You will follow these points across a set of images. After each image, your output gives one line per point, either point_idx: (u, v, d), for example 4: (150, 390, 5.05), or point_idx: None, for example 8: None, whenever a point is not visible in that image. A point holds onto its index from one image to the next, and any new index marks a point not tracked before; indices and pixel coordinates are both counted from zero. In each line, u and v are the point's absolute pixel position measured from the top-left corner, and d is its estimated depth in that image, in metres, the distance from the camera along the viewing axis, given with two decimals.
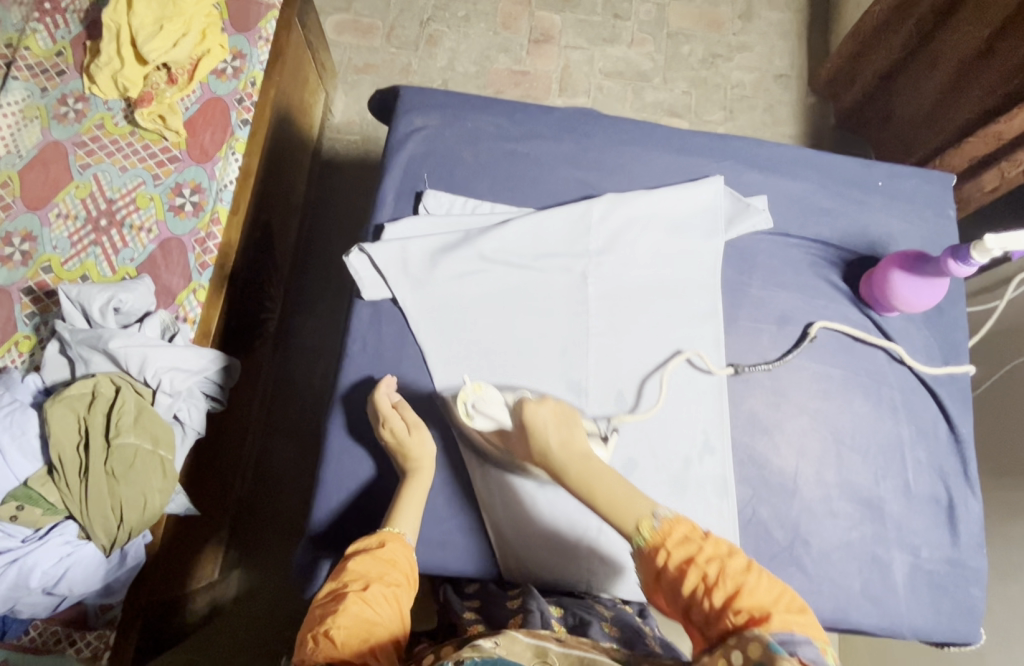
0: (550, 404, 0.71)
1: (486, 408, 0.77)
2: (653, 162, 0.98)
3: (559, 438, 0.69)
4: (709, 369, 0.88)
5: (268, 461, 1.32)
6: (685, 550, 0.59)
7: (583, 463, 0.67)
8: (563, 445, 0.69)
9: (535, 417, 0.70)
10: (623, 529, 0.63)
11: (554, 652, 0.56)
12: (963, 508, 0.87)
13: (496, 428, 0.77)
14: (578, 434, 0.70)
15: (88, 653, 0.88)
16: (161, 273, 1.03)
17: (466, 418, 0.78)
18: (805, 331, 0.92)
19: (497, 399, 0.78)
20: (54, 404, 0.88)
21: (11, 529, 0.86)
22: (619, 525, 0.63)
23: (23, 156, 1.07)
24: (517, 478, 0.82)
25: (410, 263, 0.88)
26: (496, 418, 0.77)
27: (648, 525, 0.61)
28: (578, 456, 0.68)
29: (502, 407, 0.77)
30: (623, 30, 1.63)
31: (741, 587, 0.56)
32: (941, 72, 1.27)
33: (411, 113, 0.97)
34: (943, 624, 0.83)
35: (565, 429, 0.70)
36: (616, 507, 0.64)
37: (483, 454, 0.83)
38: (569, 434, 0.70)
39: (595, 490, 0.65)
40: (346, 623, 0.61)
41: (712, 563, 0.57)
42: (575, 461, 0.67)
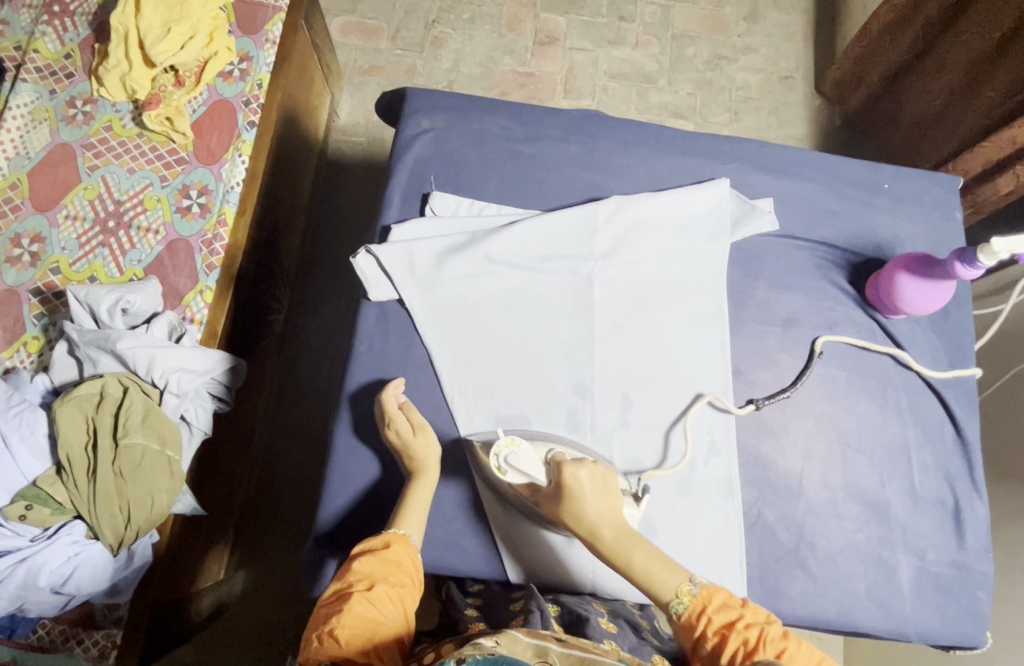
0: (589, 468, 0.73)
1: (519, 464, 0.76)
2: (659, 164, 0.98)
3: (597, 504, 0.71)
4: (728, 410, 0.86)
5: (274, 462, 1.32)
6: (726, 616, 0.65)
7: (621, 531, 0.70)
8: (601, 513, 0.70)
9: (574, 481, 0.71)
10: (659, 596, 0.67)
11: (555, 653, 0.56)
12: (969, 511, 0.87)
13: (528, 483, 0.76)
14: (615, 501, 0.72)
15: (95, 653, 0.89)
16: (169, 275, 1.03)
17: (498, 472, 0.77)
18: (812, 347, 0.91)
19: (532, 456, 0.77)
20: (62, 405, 0.89)
21: (19, 528, 0.86)
22: (656, 594, 0.68)
23: (32, 157, 1.08)
24: (545, 530, 0.82)
25: (416, 264, 0.88)
26: (530, 474, 0.76)
27: (687, 592, 0.66)
28: (616, 525, 0.70)
29: (536, 465, 0.76)
30: (628, 32, 1.63)
31: (782, 650, 0.62)
32: (949, 75, 1.27)
33: (418, 115, 0.98)
34: (950, 627, 0.83)
35: (603, 497, 0.72)
36: (653, 579, 0.68)
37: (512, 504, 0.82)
38: (606, 502, 0.71)
39: (633, 560, 0.69)
40: (351, 623, 0.62)
41: (751, 628, 0.63)
42: (613, 531, 0.70)
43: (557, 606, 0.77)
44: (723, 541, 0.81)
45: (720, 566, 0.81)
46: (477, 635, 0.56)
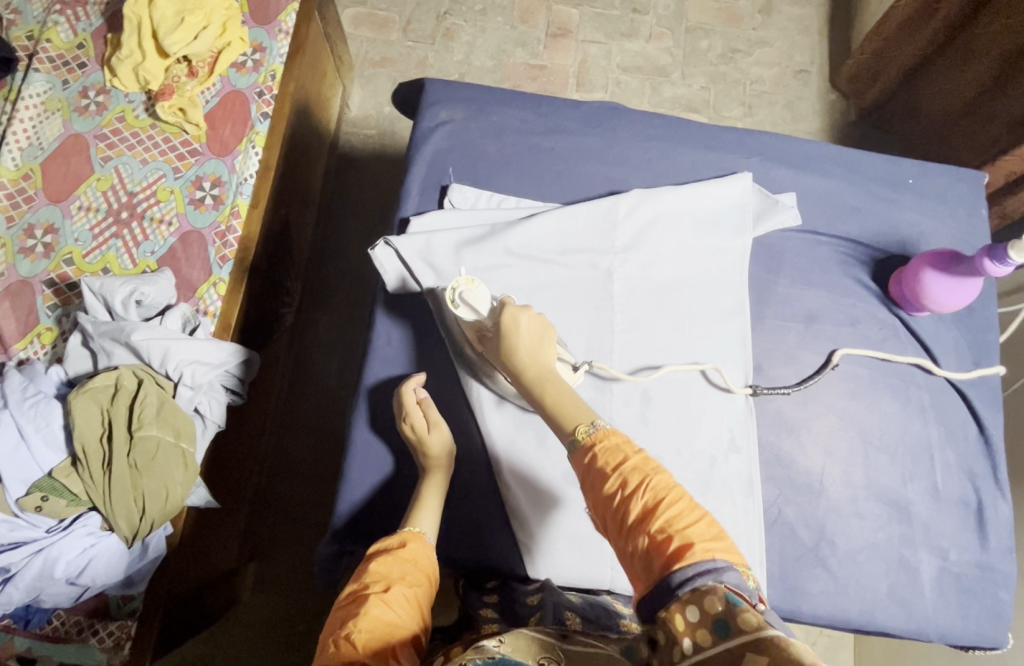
0: (530, 313, 0.75)
1: (473, 300, 0.78)
2: (680, 158, 0.97)
3: (529, 343, 0.73)
4: (730, 388, 0.86)
5: (285, 455, 1.32)
6: (612, 459, 0.59)
7: (545, 372, 0.72)
8: (530, 352, 0.73)
9: (512, 322, 0.73)
10: (565, 426, 0.66)
11: (559, 646, 0.56)
12: (992, 510, 0.86)
13: (475, 322, 0.79)
14: (547, 350, 0.74)
15: (110, 643, 0.89)
16: (182, 267, 1.03)
17: (450, 305, 0.79)
18: (828, 359, 0.90)
19: (486, 296, 0.79)
20: (78, 395, 0.89)
21: (35, 519, 0.87)
22: (565, 424, 0.66)
23: (45, 148, 1.08)
24: (481, 387, 0.84)
25: (434, 253, 0.87)
26: (479, 313, 0.78)
27: (584, 431, 0.63)
28: (542, 366, 0.72)
29: (488, 304, 0.78)
30: (641, 25, 1.62)
31: (661, 500, 0.56)
32: (975, 71, 1.26)
33: (436, 107, 0.97)
34: (971, 628, 0.82)
35: (537, 341, 0.74)
36: (563, 410, 0.67)
37: (457, 352, 0.85)
38: (537, 344, 0.73)
39: (547, 393, 0.70)
40: (367, 626, 0.60)
41: (634, 473, 0.57)
42: (537, 370, 0.72)
43: (575, 597, 0.78)
44: (744, 539, 0.80)
45: None
46: (483, 637, 0.58)
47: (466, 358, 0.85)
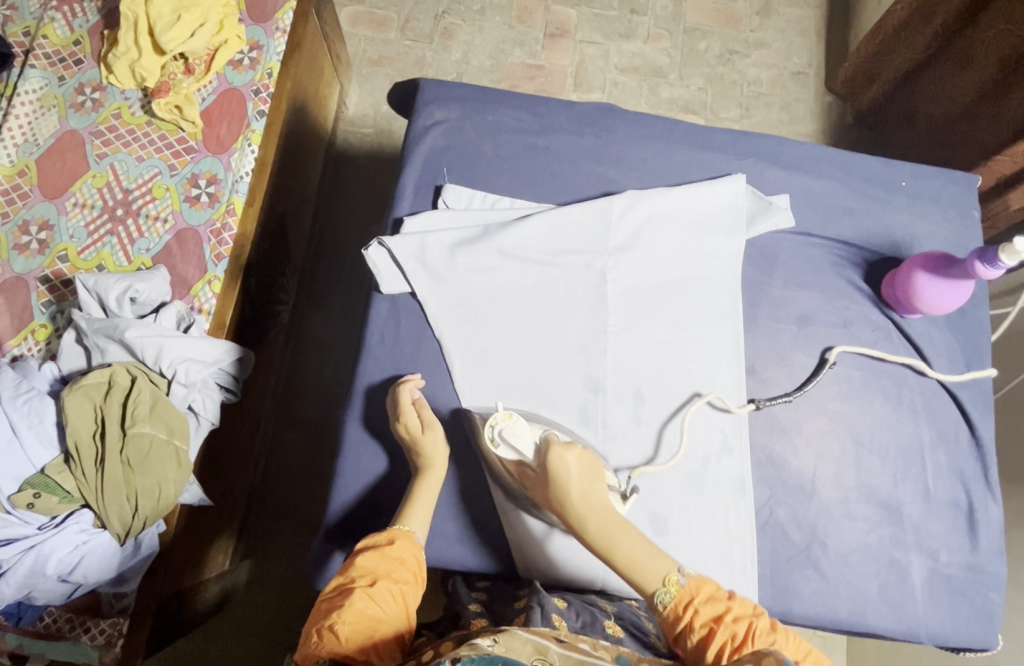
0: (577, 451, 0.71)
1: (512, 439, 0.75)
2: (675, 159, 0.97)
3: (581, 489, 0.69)
4: (728, 410, 0.85)
5: (280, 454, 1.32)
6: (714, 608, 0.64)
7: (605, 520, 0.68)
8: (583, 498, 0.69)
9: (560, 463, 0.70)
10: (644, 587, 0.66)
11: (553, 650, 0.55)
12: (983, 512, 0.87)
13: (517, 461, 0.75)
14: (601, 488, 0.71)
15: (102, 641, 0.89)
16: (177, 264, 1.03)
17: (490, 445, 0.77)
18: (824, 357, 0.90)
19: (525, 432, 0.76)
20: (71, 391, 0.89)
21: (28, 516, 0.87)
22: (641, 584, 0.66)
23: (40, 145, 1.07)
24: (526, 516, 0.81)
25: (428, 254, 0.88)
26: (519, 451, 0.75)
27: (674, 582, 0.66)
28: (602, 513, 0.69)
29: (528, 443, 0.75)
30: (639, 26, 1.62)
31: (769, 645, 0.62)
32: (972, 74, 1.26)
33: (432, 106, 0.97)
34: (961, 629, 0.82)
35: (589, 480, 0.70)
36: (639, 571, 0.66)
37: (500, 480, 0.81)
38: (591, 486, 0.70)
39: (617, 551, 0.67)
40: (352, 619, 0.61)
41: (739, 622, 0.63)
42: (598, 520, 0.68)
43: (563, 602, 0.75)
44: (736, 539, 0.81)
45: (731, 568, 0.80)
46: (477, 635, 0.56)
47: (508, 488, 0.81)
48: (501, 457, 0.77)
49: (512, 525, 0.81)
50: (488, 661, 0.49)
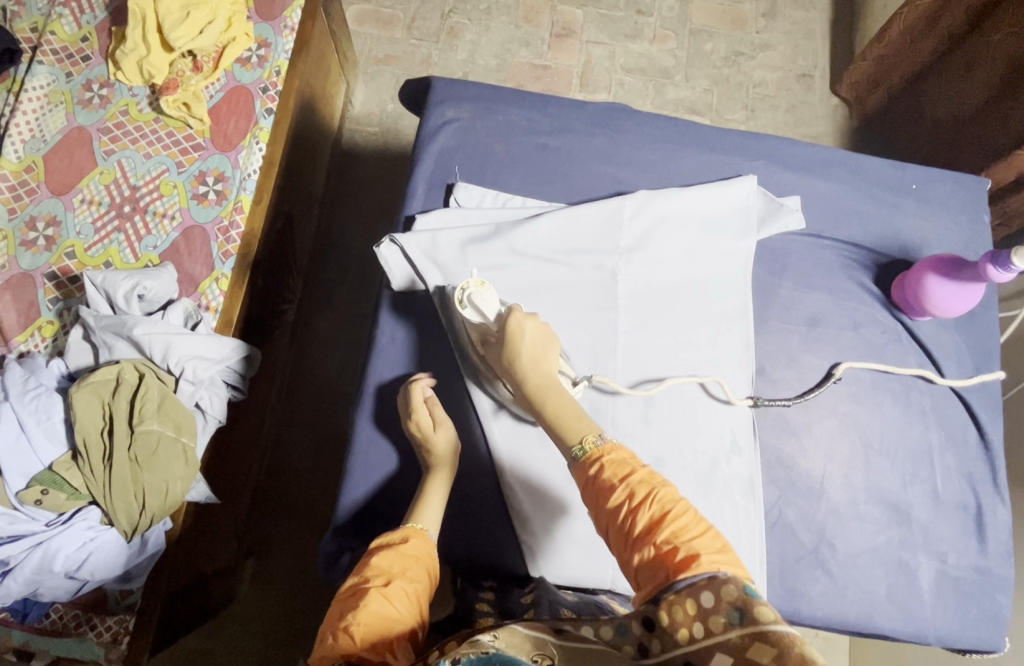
0: (536, 322, 0.73)
1: (479, 303, 0.77)
2: (686, 160, 0.97)
3: (530, 353, 0.72)
4: (729, 401, 0.86)
5: (286, 450, 1.32)
6: (618, 470, 0.60)
7: (545, 382, 0.71)
8: (530, 360, 0.72)
9: (518, 328, 0.72)
10: (566, 439, 0.66)
11: (553, 644, 0.54)
12: (991, 515, 0.87)
13: (479, 324, 0.78)
14: (552, 357, 0.73)
15: (108, 638, 0.89)
16: (184, 261, 1.03)
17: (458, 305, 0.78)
18: (831, 370, 0.90)
19: (493, 300, 0.78)
20: (79, 389, 0.89)
21: (34, 513, 0.86)
22: (564, 438, 0.66)
23: (48, 141, 1.07)
24: (479, 392, 0.84)
25: (439, 251, 0.87)
26: (485, 316, 0.77)
27: (591, 441, 0.64)
28: (543, 375, 0.71)
29: (494, 308, 0.77)
30: (645, 26, 1.62)
31: (667, 511, 0.57)
32: (979, 77, 1.26)
33: (443, 105, 0.97)
34: (969, 631, 0.83)
35: (541, 348, 0.73)
36: (563, 421, 0.67)
37: (462, 351, 0.85)
38: (541, 353, 0.72)
39: (548, 403, 0.70)
40: (367, 620, 0.61)
41: (643, 484, 0.59)
42: (538, 378, 0.71)
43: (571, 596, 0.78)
44: (745, 540, 0.81)
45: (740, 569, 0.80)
46: (479, 631, 0.56)
47: (467, 358, 0.85)
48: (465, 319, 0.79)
49: (511, 503, 0.82)
50: (485, 660, 0.48)
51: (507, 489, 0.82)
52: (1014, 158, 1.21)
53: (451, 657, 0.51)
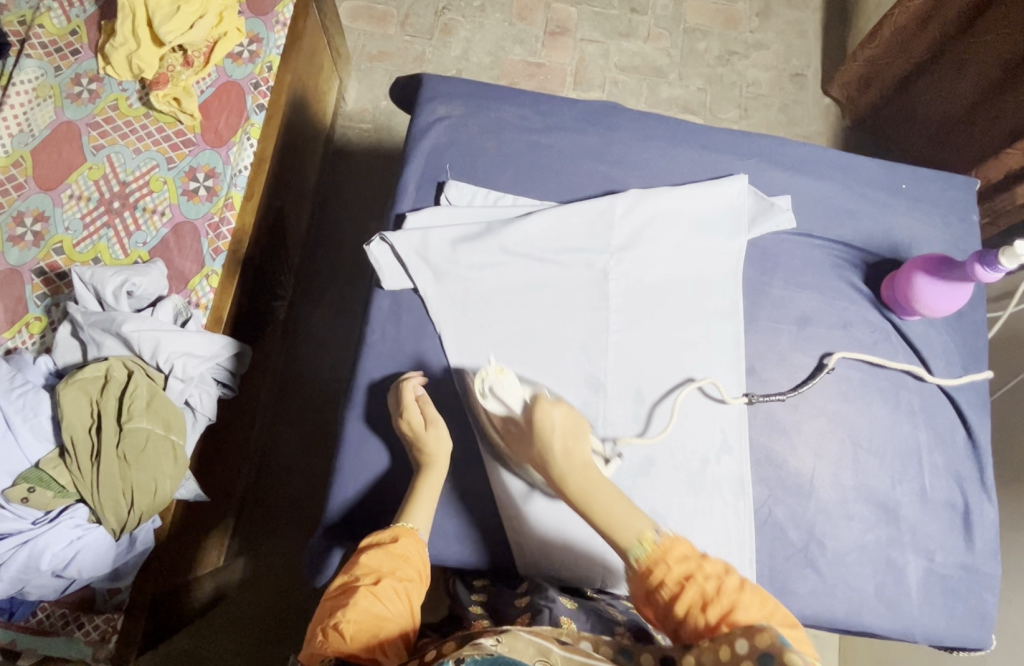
0: (563, 407, 0.73)
1: (501, 393, 0.76)
2: (678, 159, 0.97)
3: (563, 445, 0.71)
4: (723, 400, 0.86)
5: (276, 450, 1.31)
6: (685, 567, 0.61)
7: (586, 476, 0.69)
8: (565, 454, 0.70)
9: (546, 418, 0.72)
10: (620, 543, 0.65)
11: (556, 654, 0.54)
12: (979, 514, 0.87)
13: (505, 415, 0.76)
14: (584, 445, 0.72)
15: (96, 637, 0.88)
16: (174, 258, 1.02)
17: (481, 397, 0.78)
18: (823, 362, 0.91)
19: (515, 386, 0.77)
20: (66, 385, 0.88)
21: (22, 511, 0.85)
22: (618, 541, 0.65)
23: (36, 135, 1.06)
24: (508, 475, 0.81)
25: (430, 250, 0.87)
26: (507, 405, 0.76)
27: (649, 540, 0.63)
28: (583, 471, 0.70)
29: (517, 396, 0.76)
30: (639, 25, 1.62)
31: (736, 603, 0.58)
32: (970, 77, 1.27)
33: (435, 103, 0.96)
34: (956, 629, 0.83)
35: (572, 439, 0.72)
36: (613, 524, 0.66)
37: (484, 432, 0.82)
38: (573, 443, 0.71)
39: (593, 505, 0.68)
40: (357, 618, 0.61)
41: (710, 579, 0.59)
42: (578, 474, 0.70)
43: (571, 603, 0.74)
44: (734, 539, 0.81)
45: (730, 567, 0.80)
46: (480, 634, 0.56)
47: (490, 439, 0.82)
48: (488, 410, 0.78)
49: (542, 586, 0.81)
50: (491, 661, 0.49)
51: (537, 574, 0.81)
52: (1003, 158, 1.22)
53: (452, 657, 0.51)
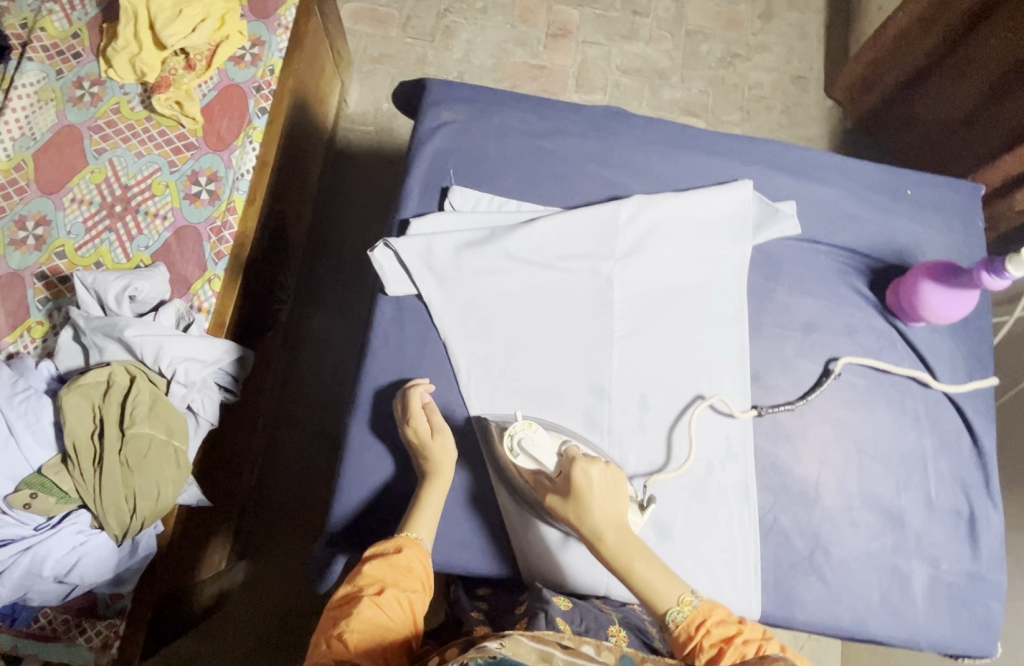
0: (601, 467, 0.72)
1: (532, 449, 0.76)
2: (682, 164, 0.97)
3: (603, 506, 0.70)
4: (731, 414, 0.85)
5: (278, 455, 1.31)
6: (723, 631, 0.65)
7: (624, 537, 0.70)
8: (604, 515, 0.70)
9: (583, 478, 0.71)
10: (658, 609, 0.67)
11: (559, 658, 0.54)
12: (984, 521, 0.87)
13: (538, 472, 0.76)
14: (621, 505, 0.71)
15: (98, 642, 0.87)
16: (176, 262, 1.02)
17: (510, 454, 0.77)
18: (828, 368, 0.90)
19: (546, 442, 0.77)
20: (69, 391, 0.87)
21: (23, 517, 0.85)
22: (655, 605, 0.67)
23: (38, 139, 1.06)
24: (543, 525, 0.80)
25: (434, 256, 0.87)
26: (540, 461, 0.75)
27: (689, 603, 0.67)
28: (621, 531, 0.70)
29: (549, 454, 0.76)
30: (641, 27, 1.62)
31: None
32: (972, 81, 1.27)
33: (438, 107, 0.96)
34: (962, 637, 0.83)
35: (610, 497, 0.71)
36: (653, 589, 0.67)
37: (512, 484, 0.81)
38: (611, 503, 0.71)
39: (633, 568, 0.68)
40: (360, 627, 0.60)
41: (749, 644, 0.64)
42: (616, 535, 0.69)
43: (566, 603, 0.74)
44: (738, 546, 0.81)
45: (735, 575, 0.80)
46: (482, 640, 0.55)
47: (519, 491, 0.80)
48: (519, 468, 0.77)
49: None
50: None
51: None
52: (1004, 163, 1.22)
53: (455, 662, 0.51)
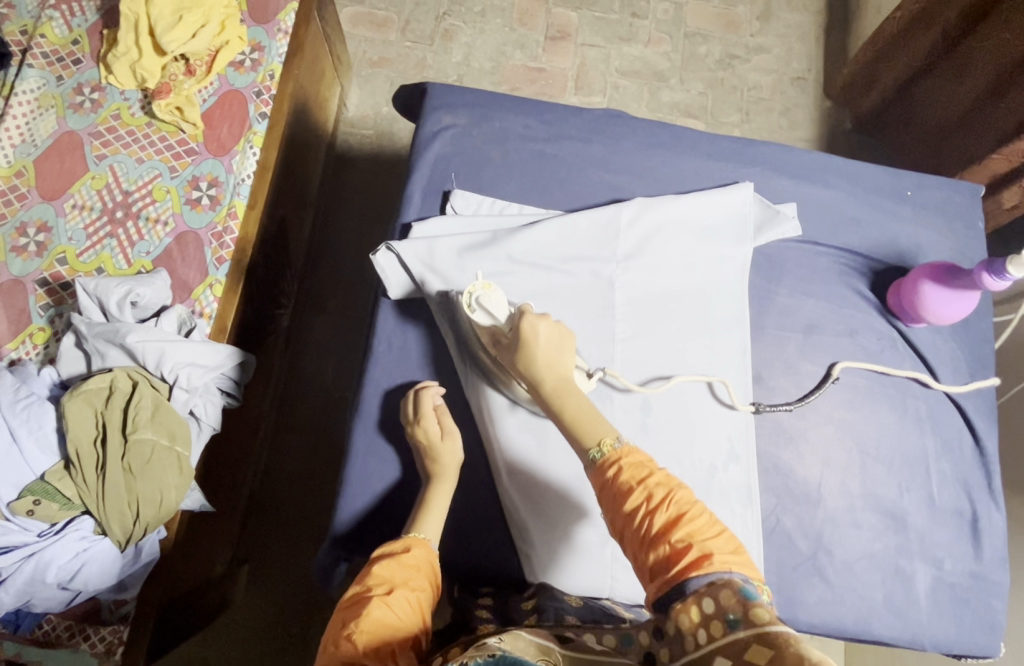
0: (548, 323, 0.74)
1: (488, 304, 0.80)
2: (683, 167, 0.97)
3: (545, 354, 0.72)
4: (734, 406, 0.86)
5: (281, 459, 1.31)
6: (637, 472, 0.59)
7: (562, 384, 0.71)
8: (548, 362, 0.71)
9: (531, 329, 0.73)
10: (582, 443, 0.65)
11: (557, 653, 0.55)
12: (987, 521, 0.87)
13: (491, 326, 0.80)
14: (566, 359, 0.73)
15: (102, 648, 0.87)
16: (177, 267, 1.02)
17: (467, 309, 0.81)
18: (829, 370, 0.90)
19: (502, 302, 0.81)
20: (71, 398, 0.88)
21: (27, 524, 0.85)
22: (581, 441, 0.65)
23: (38, 146, 1.06)
24: (492, 391, 0.83)
25: (436, 258, 0.87)
26: (495, 317, 0.80)
27: (609, 444, 0.62)
28: (560, 377, 0.71)
29: (504, 309, 0.80)
30: (640, 29, 1.62)
31: (685, 512, 0.57)
32: (968, 82, 1.27)
33: (440, 111, 0.96)
34: (966, 637, 0.83)
35: (555, 350, 0.73)
36: (581, 427, 0.66)
37: (469, 351, 0.85)
38: (556, 355, 0.72)
39: (565, 407, 0.69)
40: (369, 628, 0.59)
41: (661, 487, 0.58)
42: (554, 381, 0.71)
43: (577, 600, 0.75)
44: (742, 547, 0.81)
45: None
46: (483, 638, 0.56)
47: (476, 358, 0.84)
48: (476, 323, 0.81)
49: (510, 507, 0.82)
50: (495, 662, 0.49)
51: (507, 497, 0.82)
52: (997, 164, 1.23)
53: (457, 661, 0.50)
